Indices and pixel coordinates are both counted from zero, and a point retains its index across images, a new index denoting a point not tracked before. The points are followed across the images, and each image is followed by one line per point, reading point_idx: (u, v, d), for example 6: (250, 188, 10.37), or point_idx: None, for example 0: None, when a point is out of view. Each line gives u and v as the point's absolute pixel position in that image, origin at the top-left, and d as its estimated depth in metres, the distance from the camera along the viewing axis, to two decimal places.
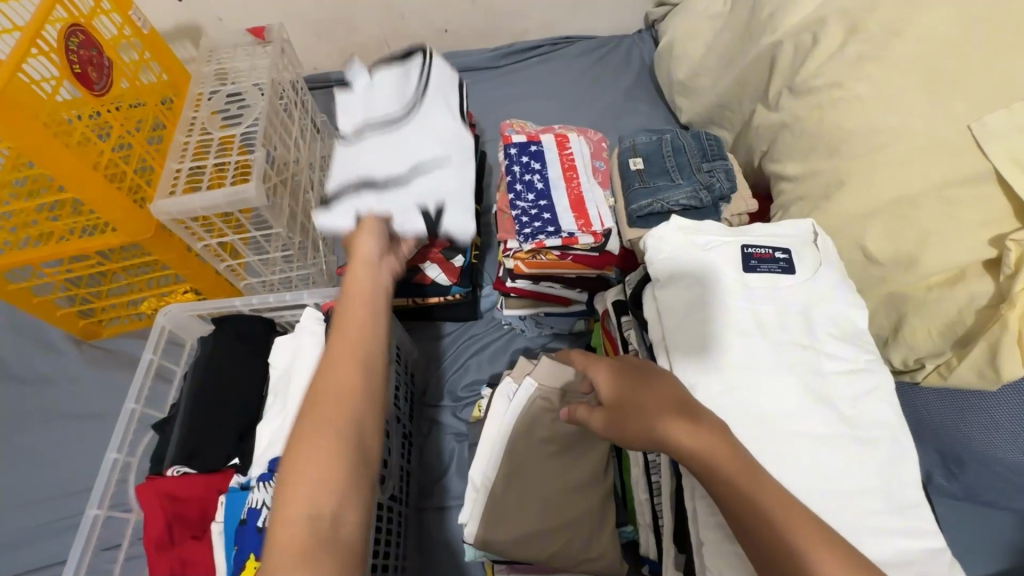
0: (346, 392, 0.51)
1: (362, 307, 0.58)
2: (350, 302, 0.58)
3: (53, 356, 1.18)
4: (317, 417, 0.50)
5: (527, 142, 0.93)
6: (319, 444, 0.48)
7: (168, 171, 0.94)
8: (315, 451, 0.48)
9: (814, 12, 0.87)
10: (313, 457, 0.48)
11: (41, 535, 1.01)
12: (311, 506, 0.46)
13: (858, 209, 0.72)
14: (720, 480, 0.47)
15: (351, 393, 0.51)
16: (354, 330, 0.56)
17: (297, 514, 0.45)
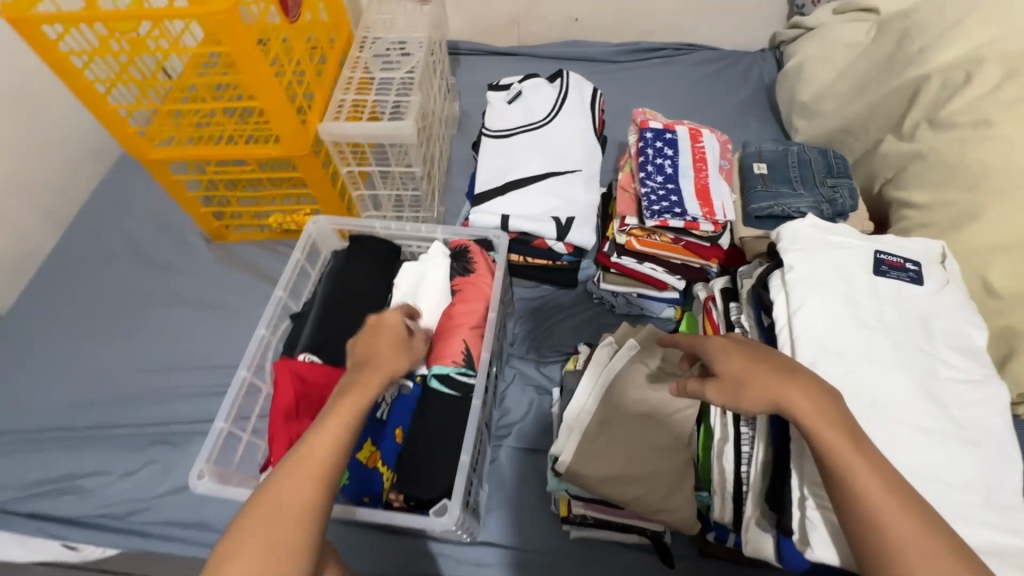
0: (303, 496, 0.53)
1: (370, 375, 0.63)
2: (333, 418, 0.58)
3: (185, 248, 1.32)
4: (299, 470, 0.54)
5: (662, 130, 1.00)
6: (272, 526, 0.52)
7: (335, 100, 1.04)
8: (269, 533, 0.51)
9: (969, 52, 0.89)
10: (289, 486, 0.53)
11: (149, 399, 1.12)
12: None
13: (986, 243, 0.75)
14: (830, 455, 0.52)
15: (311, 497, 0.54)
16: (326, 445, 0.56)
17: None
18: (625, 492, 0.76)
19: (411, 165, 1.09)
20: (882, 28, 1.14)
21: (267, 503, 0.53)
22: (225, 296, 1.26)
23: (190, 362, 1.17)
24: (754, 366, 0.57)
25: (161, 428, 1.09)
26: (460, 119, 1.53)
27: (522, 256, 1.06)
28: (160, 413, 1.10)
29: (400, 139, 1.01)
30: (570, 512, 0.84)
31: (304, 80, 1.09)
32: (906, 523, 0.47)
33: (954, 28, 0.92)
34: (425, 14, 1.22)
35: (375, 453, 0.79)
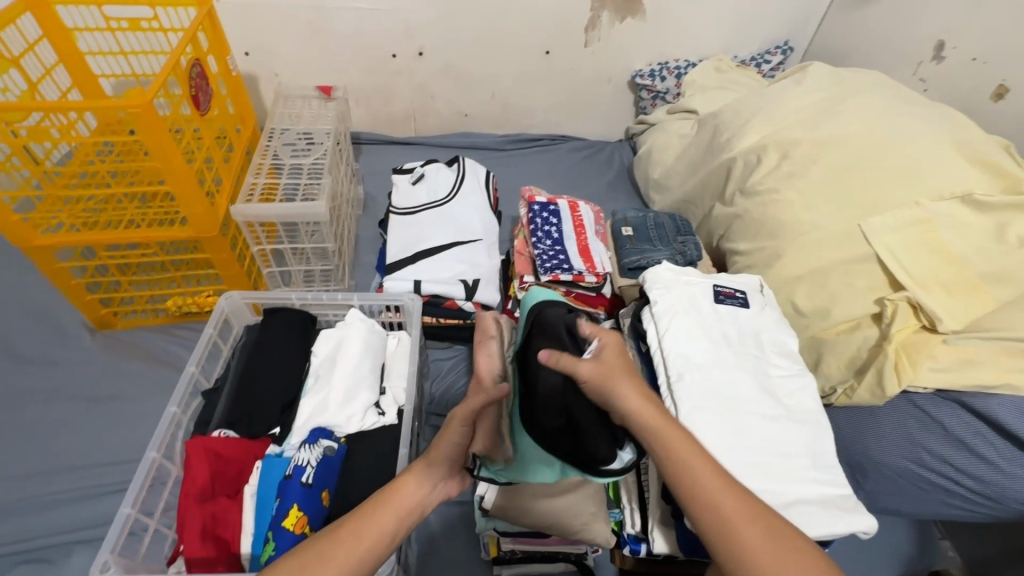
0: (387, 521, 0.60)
1: (428, 474, 0.65)
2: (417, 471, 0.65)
3: (66, 338, 1.23)
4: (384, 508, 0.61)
5: (547, 203, 1.19)
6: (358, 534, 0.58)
7: (246, 184, 1.10)
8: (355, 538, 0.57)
9: (757, 141, 1.21)
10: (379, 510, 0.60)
11: (16, 512, 0.98)
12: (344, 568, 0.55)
13: (788, 276, 1.00)
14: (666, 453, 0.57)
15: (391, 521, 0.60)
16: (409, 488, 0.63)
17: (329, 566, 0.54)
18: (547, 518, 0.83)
19: (323, 242, 1.15)
20: (701, 124, 1.48)
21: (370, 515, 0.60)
22: (114, 386, 1.17)
23: (71, 463, 1.06)
24: (606, 372, 0.61)
25: (31, 543, 0.96)
26: (365, 201, 1.64)
27: (436, 317, 1.15)
28: (32, 524, 0.97)
29: (312, 217, 1.08)
30: (499, 550, 0.90)
31: (213, 166, 1.14)
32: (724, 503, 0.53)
33: (746, 124, 1.25)
34: (330, 109, 1.36)
35: (302, 518, 0.78)
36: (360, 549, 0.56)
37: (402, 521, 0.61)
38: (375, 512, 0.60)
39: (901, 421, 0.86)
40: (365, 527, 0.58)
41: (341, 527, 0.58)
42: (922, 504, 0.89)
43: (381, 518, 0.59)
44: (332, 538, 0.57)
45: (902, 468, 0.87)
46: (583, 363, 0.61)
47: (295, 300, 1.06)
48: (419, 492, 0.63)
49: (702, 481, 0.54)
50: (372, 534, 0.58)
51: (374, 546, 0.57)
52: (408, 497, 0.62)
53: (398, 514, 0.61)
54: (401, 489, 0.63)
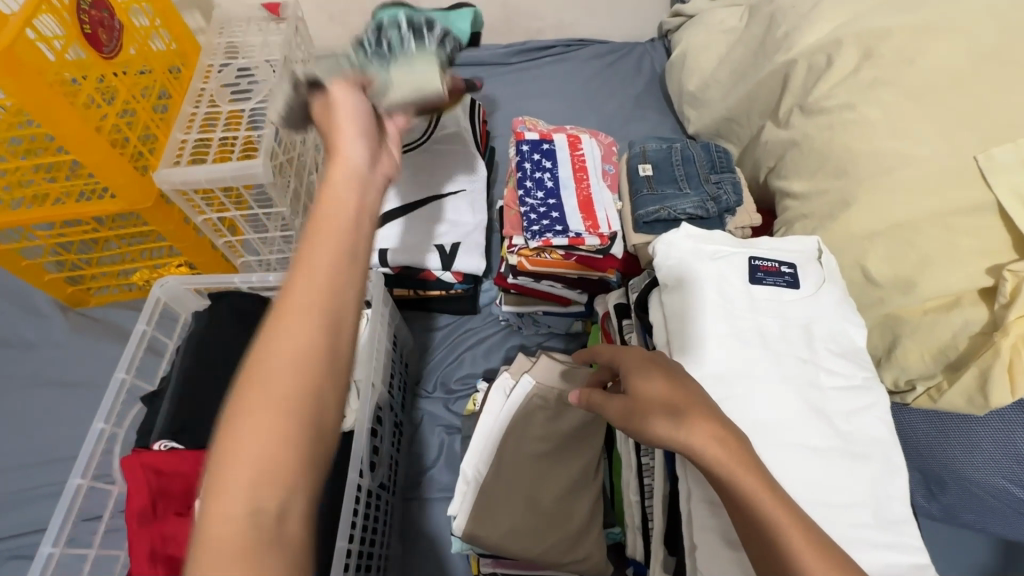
0: (297, 336, 0.35)
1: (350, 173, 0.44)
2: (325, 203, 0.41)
3: (38, 319, 1.15)
4: (288, 306, 0.36)
5: (539, 140, 0.93)
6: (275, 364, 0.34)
7: (174, 142, 0.92)
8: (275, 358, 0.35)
9: (830, 33, 0.88)
10: (285, 326, 0.35)
11: (3, 507, 0.97)
12: (277, 413, 0.33)
13: (860, 231, 0.73)
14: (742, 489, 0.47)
15: (315, 325, 0.36)
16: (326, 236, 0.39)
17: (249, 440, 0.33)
18: (529, 546, 0.70)
19: (276, 206, 0.98)
20: (753, 12, 1.13)
21: (287, 308, 0.36)
22: (91, 370, 1.11)
23: (54, 454, 1.02)
24: (637, 409, 0.52)
25: (20, 539, 0.95)
26: None
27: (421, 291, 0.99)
28: (19, 519, 0.96)
29: (253, 180, 0.90)
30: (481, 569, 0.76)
31: (139, 121, 0.96)
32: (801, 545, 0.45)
33: (813, 9, 0.91)
34: (278, 34, 1.11)
35: None
36: (314, 349, 0.35)
37: (359, 259, 0.40)
38: (285, 293, 0.37)
39: (1006, 433, 0.63)
40: (308, 338, 0.35)
41: (253, 363, 0.35)
42: (1015, 527, 0.70)
43: (299, 297, 0.36)
44: (261, 361, 0.35)
45: (998, 489, 0.66)
46: (612, 402, 0.55)
47: (242, 282, 0.91)
48: (354, 191, 0.43)
49: (788, 534, 0.45)
50: (298, 347, 0.35)
51: (324, 315, 0.36)
52: (321, 261, 0.38)
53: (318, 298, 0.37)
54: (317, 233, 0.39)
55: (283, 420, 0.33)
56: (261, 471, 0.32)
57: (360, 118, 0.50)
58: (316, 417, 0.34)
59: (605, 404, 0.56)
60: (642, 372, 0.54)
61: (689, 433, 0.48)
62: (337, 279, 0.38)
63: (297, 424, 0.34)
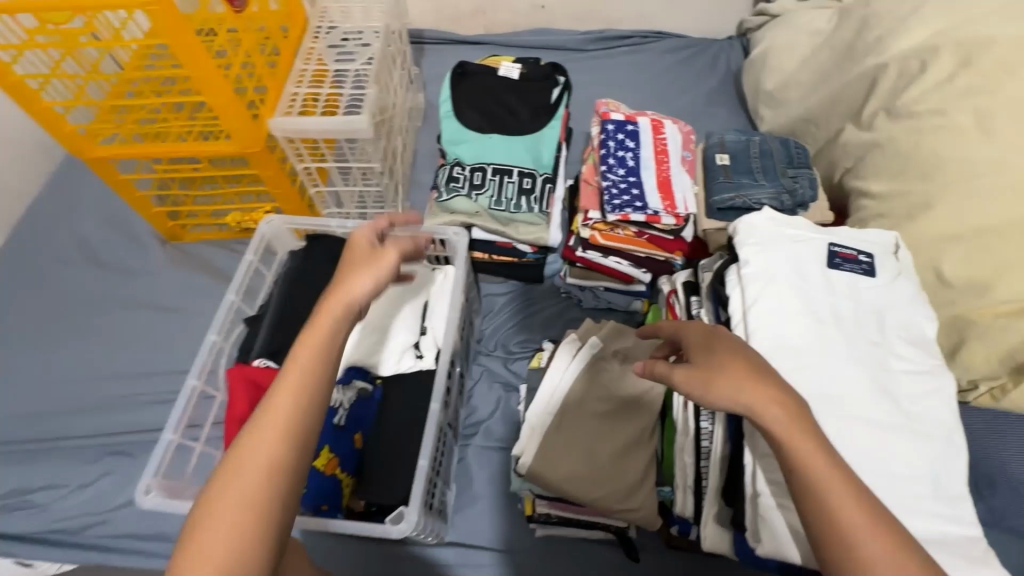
0: (272, 446, 0.48)
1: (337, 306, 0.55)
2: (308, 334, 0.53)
3: (140, 248, 1.27)
4: (266, 426, 0.49)
5: (624, 121, 0.98)
6: (250, 474, 0.47)
7: (287, 94, 1.00)
8: (239, 482, 0.47)
9: (926, 40, 0.89)
10: (255, 442, 0.48)
11: (102, 409, 1.08)
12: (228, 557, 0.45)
13: (938, 234, 0.76)
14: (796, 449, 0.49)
15: (281, 444, 0.48)
16: (298, 372, 0.51)
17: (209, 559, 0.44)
18: (586, 492, 0.76)
19: (369, 162, 1.05)
20: (843, 15, 1.14)
21: (264, 422, 0.49)
22: (182, 298, 1.21)
23: (147, 368, 1.13)
24: (704, 375, 0.54)
25: (115, 438, 1.05)
26: (425, 110, 1.49)
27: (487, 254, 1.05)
28: (115, 421, 1.06)
29: (355, 133, 0.98)
30: (534, 511, 0.84)
31: (254, 71, 1.04)
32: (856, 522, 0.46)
33: (910, 16, 0.93)
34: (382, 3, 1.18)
35: (333, 459, 0.76)
36: (274, 462, 0.48)
37: (310, 405, 0.50)
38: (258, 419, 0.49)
39: None
40: (268, 455, 0.48)
41: (226, 472, 0.47)
42: None
43: (267, 427, 0.49)
44: (225, 488, 0.47)
45: None
46: (675, 371, 0.56)
47: (336, 226, 0.99)
48: (338, 315, 0.54)
49: (844, 507, 0.47)
50: (257, 473, 0.47)
51: (294, 423, 0.49)
52: (294, 384, 0.50)
53: (280, 426, 0.49)
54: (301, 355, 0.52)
55: (248, 526, 0.46)
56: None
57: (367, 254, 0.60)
58: (267, 526, 0.47)
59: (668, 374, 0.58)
60: (705, 343, 0.57)
61: (754, 397, 0.51)
62: (299, 415, 0.50)
63: (252, 522, 0.46)
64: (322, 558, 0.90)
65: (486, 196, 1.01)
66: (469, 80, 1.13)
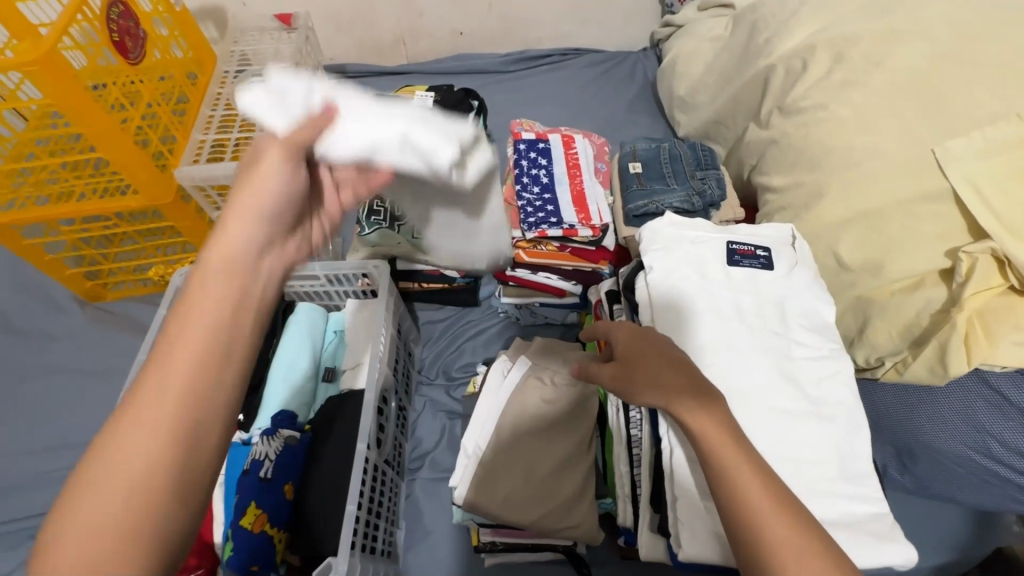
0: (181, 386, 0.42)
1: (222, 292, 0.46)
2: (208, 258, 0.48)
3: (59, 313, 1.21)
4: (158, 382, 0.42)
5: (535, 140, 1.00)
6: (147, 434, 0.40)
7: (193, 142, 0.99)
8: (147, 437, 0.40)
9: (805, 40, 0.95)
10: (160, 385, 0.41)
11: (23, 489, 1.01)
12: (96, 531, 0.37)
13: (834, 220, 0.79)
14: (716, 450, 0.52)
15: (184, 404, 0.41)
16: (207, 288, 0.46)
17: (79, 529, 0.37)
18: (525, 515, 0.75)
19: None
20: (737, 21, 1.19)
21: (164, 356, 0.43)
22: (105, 361, 1.16)
23: (75, 439, 1.07)
24: (630, 370, 0.59)
25: (38, 518, 0.99)
26: None
27: (416, 283, 1.05)
28: (39, 499, 1.00)
29: None
30: (479, 540, 0.82)
31: (159, 122, 1.02)
32: (776, 527, 0.47)
33: (791, 19, 0.98)
34: (290, 43, 1.18)
35: (261, 515, 0.74)
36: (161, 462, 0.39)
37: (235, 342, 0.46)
38: (93, 474, 0.38)
39: (965, 403, 0.69)
40: (167, 412, 0.41)
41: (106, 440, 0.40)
42: (979, 495, 0.75)
43: (92, 512, 0.37)
44: (118, 446, 0.39)
45: (962, 457, 0.71)
46: (602, 370, 0.62)
47: None
48: (229, 279, 0.47)
49: (750, 492, 0.49)
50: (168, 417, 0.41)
51: (213, 340, 0.44)
52: (207, 309, 0.45)
53: (210, 318, 0.45)
54: (144, 391, 0.41)
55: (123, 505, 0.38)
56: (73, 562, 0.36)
57: (272, 202, 0.52)
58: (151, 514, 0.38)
59: (599, 372, 0.63)
60: (642, 354, 0.59)
61: (669, 385, 0.56)
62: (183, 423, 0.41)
63: (130, 508, 0.38)
64: None
65: (407, 225, 1.00)
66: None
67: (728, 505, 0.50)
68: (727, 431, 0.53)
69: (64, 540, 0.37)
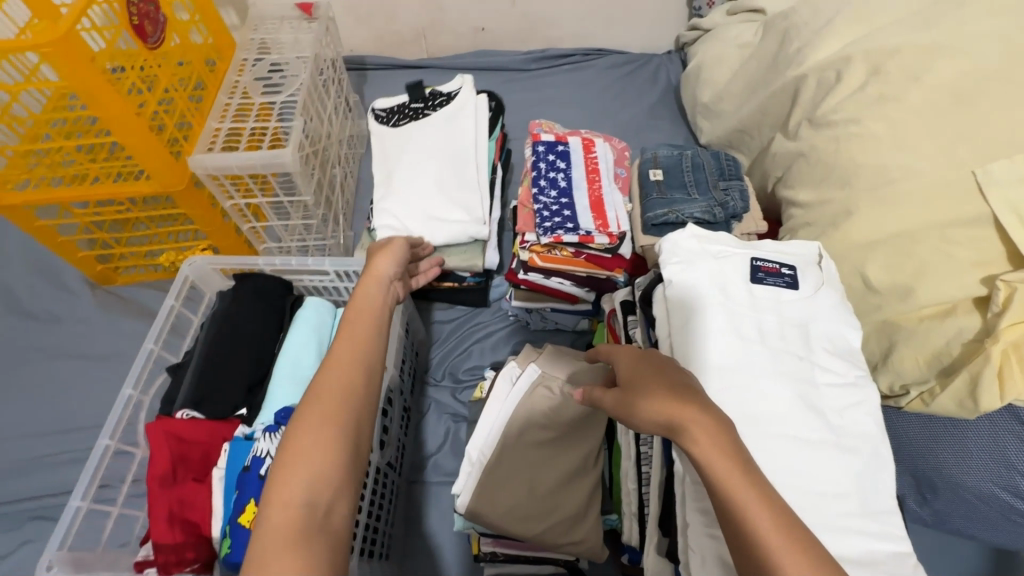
0: (353, 364, 0.55)
1: (367, 326, 0.59)
2: (362, 286, 0.65)
3: (69, 295, 1.21)
4: (341, 355, 0.56)
5: (554, 142, 0.97)
6: (337, 395, 0.52)
7: (208, 130, 0.97)
8: (335, 397, 0.52)
9: (839, 50, 0.92)
10: (339, 356, 0.56)
11: (25, 470, 1.01)
12: (311, 461, 0.48)
13: (863, 240, 0.76)
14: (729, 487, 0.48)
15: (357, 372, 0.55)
16: (365, 294, 0.64)
17: (301, 462, 0.48)
18: (528, 528, 0.73)
19: (300, 194, 1.03)
20: (767, 27, 1.16)
21: (342, 339, 0.58)
22: (111, 346, 1.16)
23: (79, 422, 1.07)
24: (633, 394, 0.53)
25: (39, 501, 0.99)
26: (368, 137, 1.47)
27: (425, 281, 1.03)
28: (40, 481, 1.00)
29: (281, 168, 0.95)
30: (479, 549, 0.80)
31: (175, 108, 1.01)
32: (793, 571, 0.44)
33: (824, 28, 0.95)
34: (310, 33, 1.16)
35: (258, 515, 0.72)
36: (348, 394, 0.53)
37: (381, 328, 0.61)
38: (307, 414, 0.51)
39: (994, 439, 0.66)
40: (346, 372, 0.54)
41: (312, 398, 0.52)
42: (1002, 532, 0.73)
43: (308, 473, 0.48)
44: (319, 401, 0.52)
45: (986, 494, 0.69)
46: (603, 395, 0.56)
47: (264, 264, 0.96)
48: (378, 289, 0.65)
49: (763, 530, 0.46)
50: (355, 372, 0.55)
51: (373, 328, 0.60)
52: (365, 315, 0.61)
53: (370, 314, 0.61)
54: (332, 359, 0.56)
55: (330, 440, 0.50)
56: (303, 473, 0.48)
57: (398, 247, 0.75)
58: (350, 445, 0.51)
59: (599, 396, 0.57)
60: (645, 378, 0.54)
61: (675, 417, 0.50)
62: (363, 378, 0.55)
63: (337, 440, 0.50)
64: None
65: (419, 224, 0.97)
66: (416, 93, 1.09)
67: (739, 545, 0.47)
68: (737, 464, 0.48)
69: (293, 465, 0.48)
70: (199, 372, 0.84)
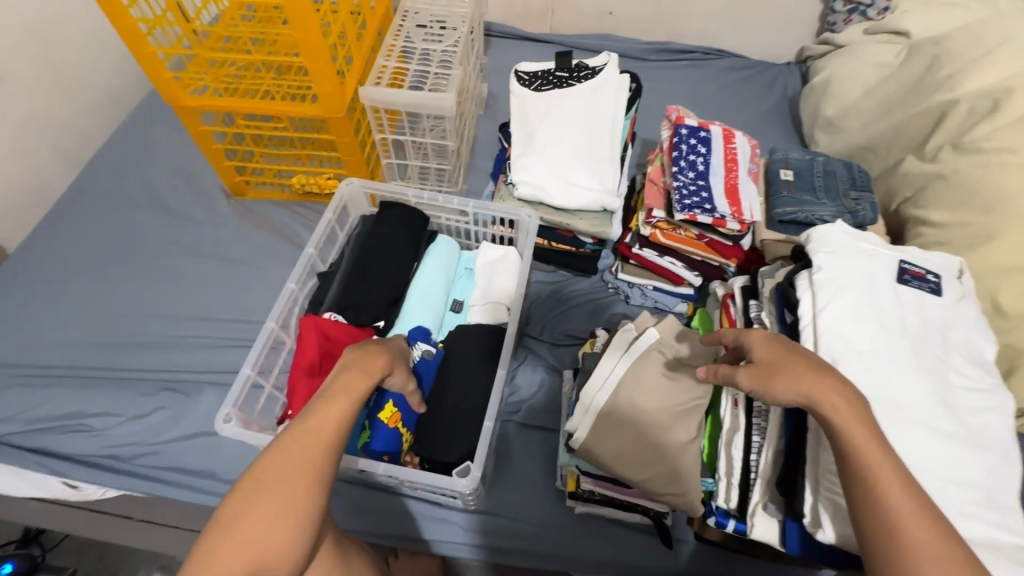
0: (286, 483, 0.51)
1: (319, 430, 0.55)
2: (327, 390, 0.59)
3: (208, 200, 1.32)
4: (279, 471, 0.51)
5: (697, 128, 1.02)
6: (255, 511, 0.49)
7: (377, 66, 1.05)
8: (254, 514, 0.49)
9: (997, 82, 0.94)
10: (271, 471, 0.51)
11: (162, 346, 1.13)
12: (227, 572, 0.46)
13: (1000, 265, 0.80)
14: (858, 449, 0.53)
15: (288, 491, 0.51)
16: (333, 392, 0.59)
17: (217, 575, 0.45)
18: (636, 473, 0.79)
19: (444, 139, 1.10)
20: (913, 51, 1.17)
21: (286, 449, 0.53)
22: (241, 251, 1.26)
23: (209, 314, 1.18)
24: (771, 372, 0.59)
25: (171, 375, 1.10)
26: (487, 100, 1.53)
27: (546, 240, 1.10)
28: (173, 358, 1.11)
29: (440, 111, 1.02)
30: (577, 487, 0.89)
31: (346, 42, 1.09)
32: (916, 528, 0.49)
33: (983, 59, 0.97)
34: None
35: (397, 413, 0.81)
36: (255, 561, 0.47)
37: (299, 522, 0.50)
38: (214, 537, 0.48)
39: None
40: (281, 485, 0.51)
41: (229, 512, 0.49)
42: None
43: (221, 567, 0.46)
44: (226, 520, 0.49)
45: None
46: (738, 372, 0.61)
47: (410, 196, 1.03)
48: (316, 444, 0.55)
49: (889, 489, 0.51)
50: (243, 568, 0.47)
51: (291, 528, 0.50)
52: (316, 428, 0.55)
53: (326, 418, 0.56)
54: (260, 478, 0.51)
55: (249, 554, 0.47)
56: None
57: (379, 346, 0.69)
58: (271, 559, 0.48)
59: (732, 371, 0.62)
60: (783, 356, 0.60)
61: (811, 389, 0.56)
62: (284, 506, 0.50)
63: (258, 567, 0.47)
64: (349, 497, 0.94)
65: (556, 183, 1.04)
66: (563, 62, 1.15)
67: (860, 502, 0.53)
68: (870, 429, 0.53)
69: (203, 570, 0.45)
70: (347, 281, 0.93)
